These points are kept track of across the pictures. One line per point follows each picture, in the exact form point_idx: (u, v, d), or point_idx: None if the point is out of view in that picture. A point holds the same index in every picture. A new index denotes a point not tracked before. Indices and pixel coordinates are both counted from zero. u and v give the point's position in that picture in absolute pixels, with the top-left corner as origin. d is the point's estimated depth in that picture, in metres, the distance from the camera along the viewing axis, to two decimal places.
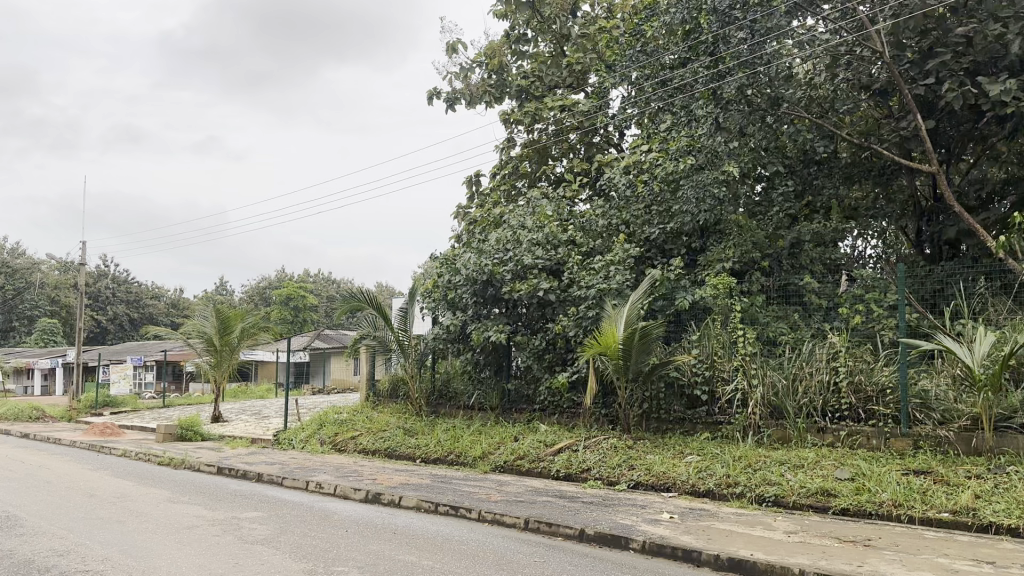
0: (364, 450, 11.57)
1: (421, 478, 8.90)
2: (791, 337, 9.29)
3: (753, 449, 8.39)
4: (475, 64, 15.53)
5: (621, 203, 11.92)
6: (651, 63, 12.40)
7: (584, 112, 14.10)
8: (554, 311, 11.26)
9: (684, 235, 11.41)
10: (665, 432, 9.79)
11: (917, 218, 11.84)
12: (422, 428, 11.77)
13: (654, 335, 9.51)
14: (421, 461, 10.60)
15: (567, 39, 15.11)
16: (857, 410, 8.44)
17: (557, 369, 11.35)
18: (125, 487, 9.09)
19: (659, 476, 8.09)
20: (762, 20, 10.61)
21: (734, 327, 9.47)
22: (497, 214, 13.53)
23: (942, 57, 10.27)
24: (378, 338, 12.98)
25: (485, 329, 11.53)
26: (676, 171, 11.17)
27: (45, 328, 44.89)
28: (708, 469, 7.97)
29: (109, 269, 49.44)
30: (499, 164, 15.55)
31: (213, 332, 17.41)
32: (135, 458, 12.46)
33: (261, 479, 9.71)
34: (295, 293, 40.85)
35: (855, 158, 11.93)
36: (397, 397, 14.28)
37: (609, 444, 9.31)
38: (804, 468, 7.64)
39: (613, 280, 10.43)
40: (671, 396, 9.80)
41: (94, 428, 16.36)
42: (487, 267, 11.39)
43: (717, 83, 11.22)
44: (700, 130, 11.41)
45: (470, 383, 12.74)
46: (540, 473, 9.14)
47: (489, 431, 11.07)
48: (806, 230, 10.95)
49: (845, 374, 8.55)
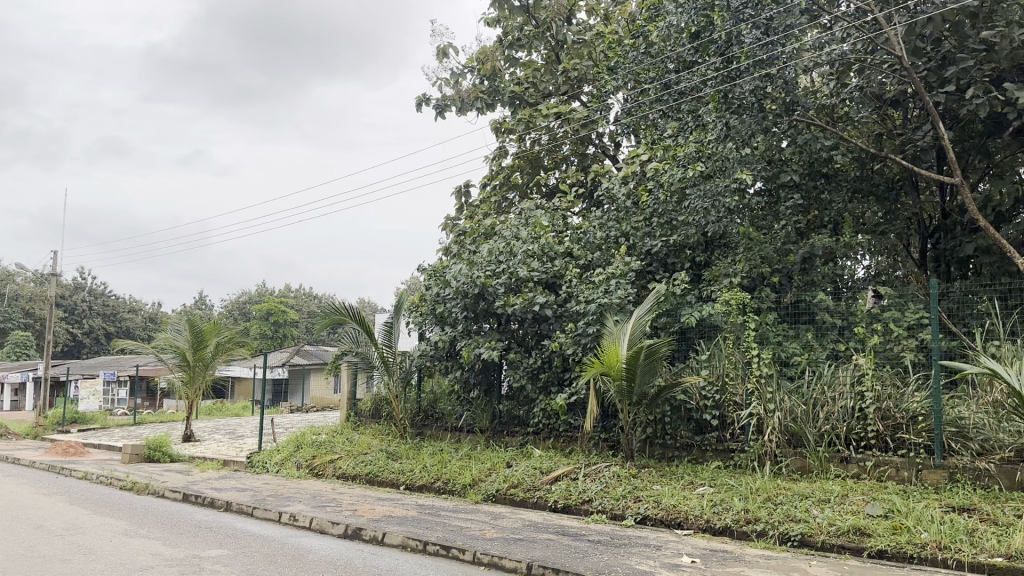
0: (344, 475, 10.75)
1: (407, 509, 8.10)
2: (805, 358, 8.63)
3: (772, 481, 7.67)
4: (466, 70, 14.88)
5: (622, 215, 11.25)
6: (654, 65, 11.74)
7: (580, 119, 13.56)
8: (550, 327, 10.56)
9: (687, 248, 10.71)
10: (670, 459, 9.11)
11: (922, 237, 11.28)
12: (406, 451, 10.99)
13: (661, 353, 8.80)
14: (406, 488, 9.82)
15: (563, 46, 14.60)
16: (884, 439, 7.75)
17: (553, 391, 10.59)
18: (78, 517, 8.21)
19: (669, 510, 7.33)
20: (779, 18, 9.84)
21: (749, 346, 8.75)
22: (488, 225, 12.81)
23: (963, 63, 9.66)
24: (360, 355, 12.21)
25: (475, 346, 10.74)
26: (683, 180, 10.50)
27: (17, 342, 43.65)
28: (723, 503, 7.25)
29: (84, 282, 48.23)
30: (489, 174, 14.86)
31: (186, 346, 16.51)
32: (96, 481, 11.52)
33: (229, 508, 8.84)
34: (274, 309, 39.88)
35: (866, 172, 11.25)
36: (379, 417, 13.49)
37: (612, 472, 8.58)
38: (830, 503, 6.95)
39: (615, 294, 9.73)
40: (678, 420, 9.13)
41: (55, 447, 15.35)
42: (478, 280, 10.66)
43: (727, 84, 10.42)
44: (709, 135, 10.73)
45: (458, 403, 11.99)
46: (536, 503, 8.38)
47: (479, 455, 10.32)
48: (818, 243, 10.15)
49: (872, 401, 7.87)
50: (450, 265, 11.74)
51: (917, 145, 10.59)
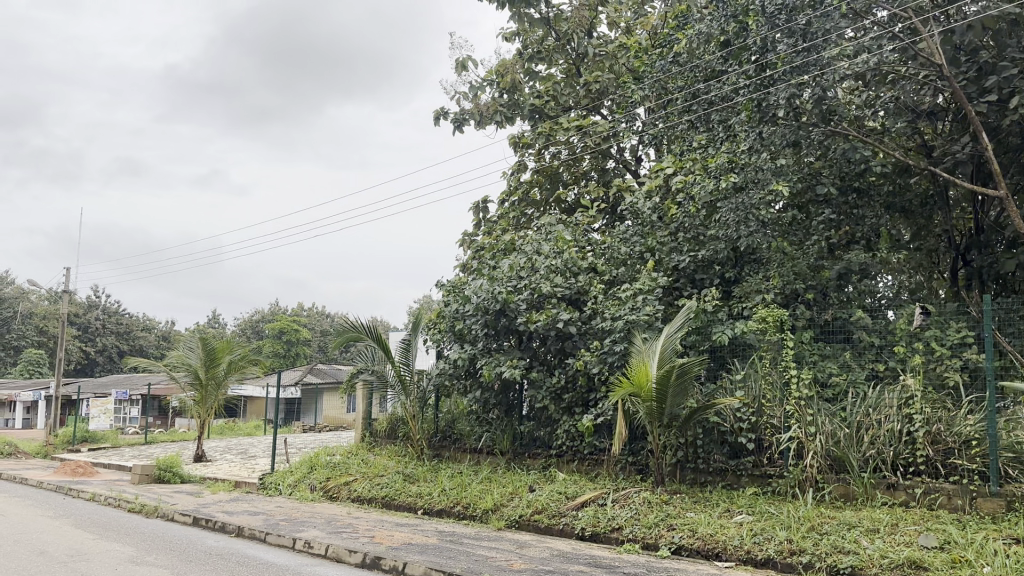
0: (359, 498, 10.35)
1: (427, 537, 7.68)
2: (844, 379, 8.19)
3: (815, 509, 7.23)
4: (485, 83, 14.61)
5: (647, 229, 10.90)
6: (683, 73, 11.37)
7: (601, 133, 13.25)
8: (574, 344, 10.19)
9: (716, 264, 10.33)
10: (702, 484, 8.67)
11: (956, 253, 10.84)
12: (424, 474, 10.58)
13: (693, 373, 8.39)
14: (424, 513, 9.41)
15: (584, 60, 14.32)
16: (934, 464, 7.32)
17: (577, 412, 10.20)
18: (83, 542, 7.83)
19: (706, 540, 6.90)
20: (816, 22, 9.47)
21: (786, 365, 8.34)
22: (507, 240, 12.47)
23: (1006, 72, 9.25)
24: (376, 374, 11.85)
25: (496, 364, 10.34)
26: (715, 191, 10.13)
27: (31, 359, 43.59)
28: (764, 533, 6.82)
29: (99, 300, 48.23)
30: (508, 190, 14.52)
31: (199, 364, 16.20)
32: (104, 503, 11.14)
33: (240, 533, 8.44)
34: (287, 327, 39.64)
35: (900, 186, 10.79)
36: (395, 438, 13.11)
37: (642, 498, 8.15)
38: (881, 533, 6.50)
39: (643, 311, 9.35)
40: (711, 444, 8.70)
41: (64, 467, 15.03)
42: (500, 296, 10.30)
43: (762, 92, 10.06)
44: (742, 145, 10.35)
45: (477, 423, 11.61)
46: (562, 531, 7.97)
47: (501, 478, 9.91)
48: (854, 259, 9.72)
49: (921, 424, 7.44)
50: (470, 281, 11.41)
51: (954, 158, 10.07)
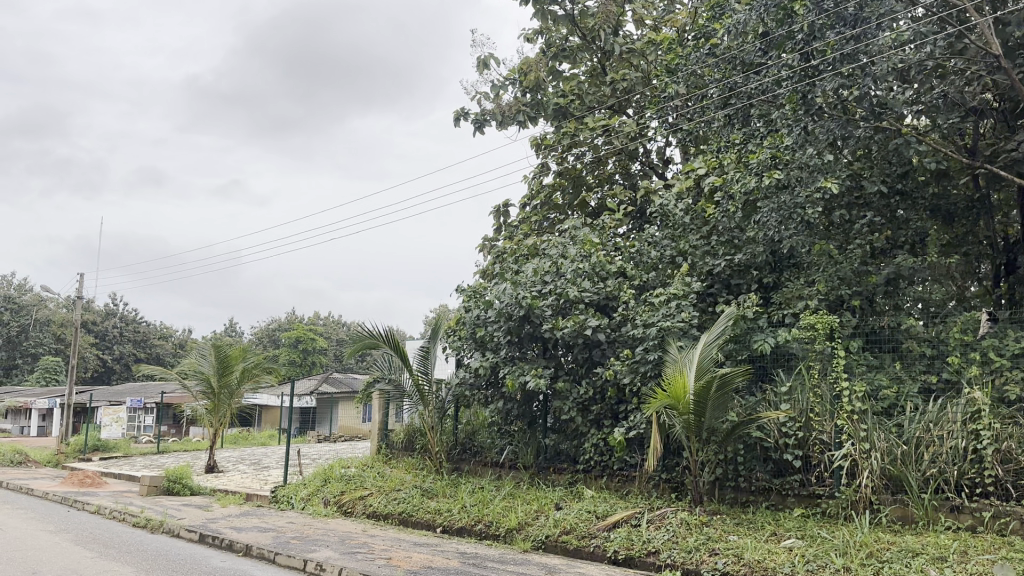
0: (375, 514, 9.81)
1: (447, 559, 7.12)
2: (895, 392, 7.61)
3: (873, 533, 6.61)
4: (507, 82, 14.11)
5: (678, 232, 10.37)
6: (720, 65, 10.77)
7: (628, 134, 12.74)
8: (603, 353, 9.64)
9: (753, 269, 9.77)
10: (744, 504, 8.08)
11: (1005, 257, 10.23)
12: (443, 488, 10.04)
13: (735, 385, 7.80)
14: (443, 531, 8.86)
15: (610, 58, 13.81)
16: (1005, 485, 6.69)
17: (606, 425, 9.65)
18: (79, 561, 7.32)
19: (753, 566, 6.29)
20: (869, 6, 8.88)
21: (837, 377, 7.77)
22: (530, 244, 11.94)
23: None
24: (393, 382, 11.32)
25: (520, 374, 9.80)
26: (755, 190, 9.57)
27: (48, 367, 43.53)
28: (818, 560, 6.20)
29: (116, 308, 48.17)
30: (530, 193, 14.00)
31: (211, 372, 15.75)
32: (108, 516, 10.66)
33: (248, 552, 7.90)
34: (303, 336, 39.29)
35: (945, 188, 10.20)
36: (413, 449, 12.59)
37: (679, 518, 7.56)
38: (950, 562, 5.87)
39: (679, 317, 8.79)
40: (753, 460, 8.11)
41: (71, 477, 14.58)
42: (524, 301, 9.78)
43: (807, 83, 9.47)
44: (784, 141, 9.76)
45: (499, 435, 11.07)
46: (593, 554, 7.41)
47: (524, 494, 9.36)
48: (904, 262, 9.07)
49: (989, 441, 6.78)
50: (492, 286, 10.87)
51: (1008, 156, 9.44)
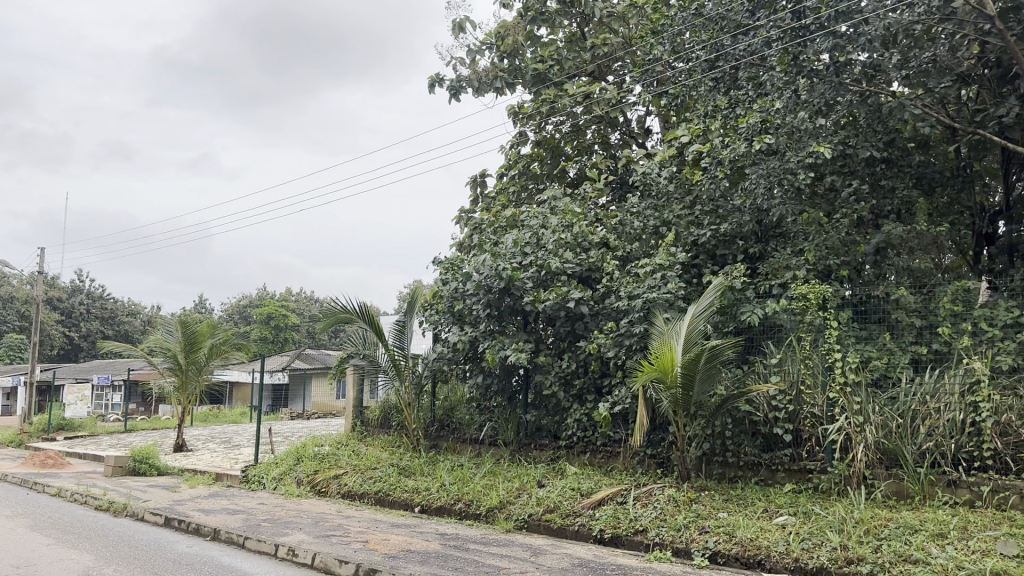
0: (350, 494, 9.47)
1: (427, 541, 6.80)
2: (887, 363, 7.40)
3: (868, 509, 6.40)
4: (484, 47, 13.61)
5: (662, 202, 10.03)
6: (707, 27, 10.38)
7: (608, 101, 12.35)
8: (586, 326, 9.34)
9: (740, 238, 9.51)
10: (732, 480, 7.86)
11: (986, 226, 10.05)
12: (420, 466, 9.71)
13: (724, 357, 7.52)
14: (422, 510, 8.55)
15: (590, 22, 13.35)
16: (1004, 458, 6.53)
17: (589, 400, 9.37)
18: (36, 548, 6.89)
19: (746, 545, 6.04)
20: None
21: (829, 349, 7.53)
22: (509, 215, 11.57)
23: None
24: (368, 358, 10.92)
25: (500, 348, 9.45)
26: (744, 156, 9.39)
27: (12, 345, 42.49)
28: (813, 538, 5.96)
29: (82, 284, 47.02)
30: (507, 163, 13.57)
31: (178, 349, 15.20)
32: (70, 500, 10.19)
33: (217, 536, 7.52)
34: (276, 312, 38.64)
35: (931, 156, 9.97)
36: (389, 427, 12.24)
37: (667, 495, 7.30)
38: (950, 539, 5.65)
39: (665, 288, 8.48)
40: (741, 435, 7.88)
41: (33, 458, 14.03)
42: (504, 273, 9.39)
43: (798, 44, 9.11)
44: (774, 104, 9.48)
45: (478, 411, 10.75)
46: (578, 533, 7.14)
47: (505, 472, 9.07)
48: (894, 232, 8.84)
49: (988, 414, 6.61)
50: (470, 258, 10.46)
51: (999, 121, 9.16)
